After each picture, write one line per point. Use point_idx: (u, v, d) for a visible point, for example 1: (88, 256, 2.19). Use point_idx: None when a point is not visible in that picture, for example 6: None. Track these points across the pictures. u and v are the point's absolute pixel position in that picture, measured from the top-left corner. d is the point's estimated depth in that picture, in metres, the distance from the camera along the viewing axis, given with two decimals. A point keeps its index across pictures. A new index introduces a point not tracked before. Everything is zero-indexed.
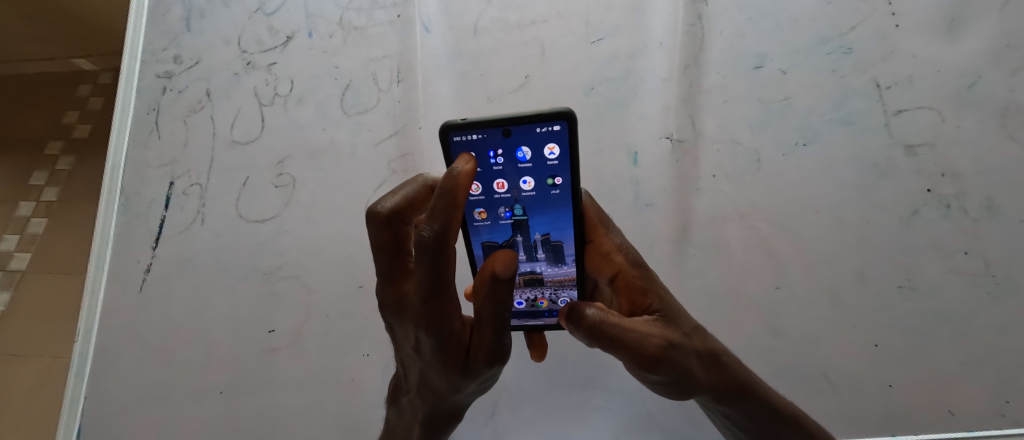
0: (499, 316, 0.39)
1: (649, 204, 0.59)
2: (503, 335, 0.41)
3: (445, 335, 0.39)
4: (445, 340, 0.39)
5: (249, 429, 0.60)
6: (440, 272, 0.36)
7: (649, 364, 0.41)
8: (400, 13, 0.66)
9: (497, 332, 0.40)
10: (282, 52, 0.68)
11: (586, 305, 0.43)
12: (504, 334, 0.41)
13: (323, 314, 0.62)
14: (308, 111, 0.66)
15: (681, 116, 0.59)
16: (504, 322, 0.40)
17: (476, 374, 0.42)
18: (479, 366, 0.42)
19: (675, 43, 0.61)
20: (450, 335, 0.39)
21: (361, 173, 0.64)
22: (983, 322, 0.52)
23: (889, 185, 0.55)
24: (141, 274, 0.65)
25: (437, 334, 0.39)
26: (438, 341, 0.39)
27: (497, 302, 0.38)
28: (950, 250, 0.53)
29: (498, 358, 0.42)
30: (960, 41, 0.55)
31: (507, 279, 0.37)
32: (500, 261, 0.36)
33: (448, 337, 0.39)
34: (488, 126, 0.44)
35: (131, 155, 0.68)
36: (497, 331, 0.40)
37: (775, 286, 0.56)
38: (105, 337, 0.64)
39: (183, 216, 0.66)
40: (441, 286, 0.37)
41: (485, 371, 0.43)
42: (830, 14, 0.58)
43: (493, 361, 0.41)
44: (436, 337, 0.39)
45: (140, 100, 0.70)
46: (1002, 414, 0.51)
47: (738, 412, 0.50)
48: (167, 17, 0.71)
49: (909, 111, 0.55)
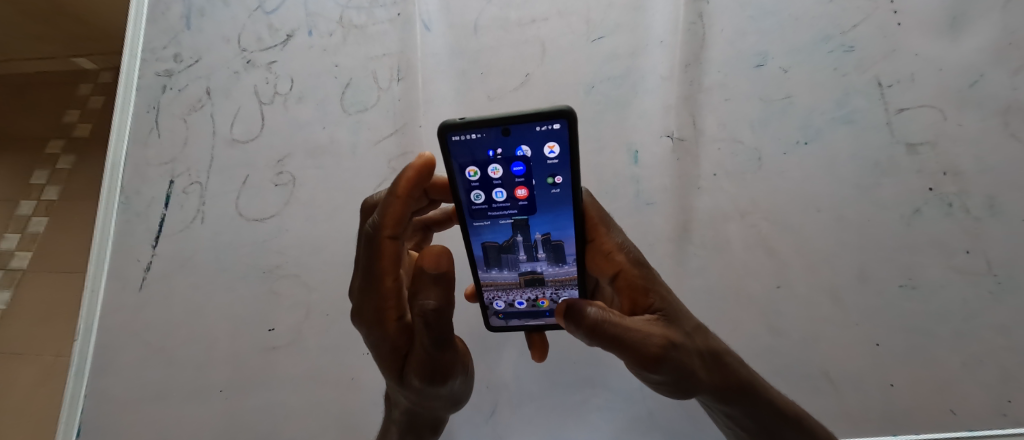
0: (429, 325, 0.39)
1: (650, 203, 0.59)
2: (437, 347, 0.40)
3: (380, 329, 0.43)
4: (379, 334, 0.43)
5: (249, 427, 0.60)
6: (373, 261, 0.44)
7: (650, 363, 0.42)
8: (400, 12, 0.66)
9: (428, 342, 0.40)
10: (283, 50, 0.68)
11: (587, 303, 0.43)
12: (438, 347, 0.40)
13: (323, 313, 0.61)
14: (308, 109, 0.66)
15: (681, 115, 0.59)
16: (432, 333, 0.39)
17: (416, 384, 0.43)
18: (415, 376, 0.42)
19: (675, 42, 0.60)
20: (385, 331, 0.43)
21: (361, 171, 0.64)
22: (985, 322, 0.52)
23: (891, 184, 0.55)
24: (141, 272, 0.65)
25: (371, 326, 0.43)
26: (374, 334, 0.43)
27: (423, 310, 0.38)
28: (952, 249, 0.53)
29: (436, 373, 0.42)
30: (963, 39, 0.55)
31: (437, 278, 0.39)
32: (428, 254, 0.40)
33: (382, 333, 0.43)
34: (487, 125, 0.43)
35: (131, 153, 0.68)
36: (425, 339, 0.40)
37: (776, 285, 0.56)
38: (105, 335, 0.64)
39: (183, 214, 0.66)
40: (374, 276, 0.43)
41: (425, 383, 0.42)
42: (832, 12, 0.58)
43: (426, 373, 0.41)
44: (373, 329, 0.43)
45: (139, 98, 0.69)
46: (1004, 413, 0.51)
47: (738, 410, 0.49)
48: (167, 16, 0.71)
49: (911, 109, 0.55)
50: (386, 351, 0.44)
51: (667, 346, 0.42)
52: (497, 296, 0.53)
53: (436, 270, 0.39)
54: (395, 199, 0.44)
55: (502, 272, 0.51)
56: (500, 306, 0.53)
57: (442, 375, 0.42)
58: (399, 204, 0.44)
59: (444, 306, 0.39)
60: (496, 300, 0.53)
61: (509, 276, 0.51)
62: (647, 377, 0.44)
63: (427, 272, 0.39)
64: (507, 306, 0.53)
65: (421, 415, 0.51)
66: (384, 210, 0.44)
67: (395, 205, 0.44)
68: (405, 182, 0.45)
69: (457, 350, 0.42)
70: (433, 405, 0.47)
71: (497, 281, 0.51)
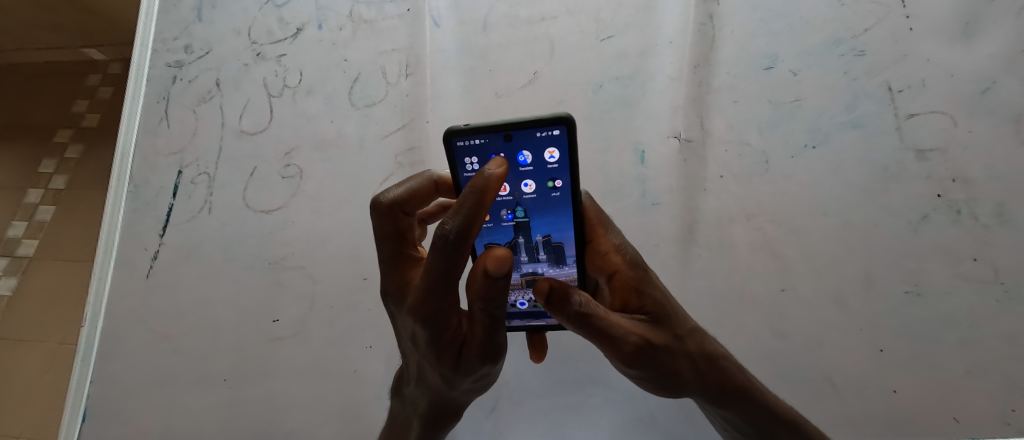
0: (493, 313, 0.40)
1: (655, 203, 0.59)
2: (495, 331, 0.41)
3: (445, 323, 0.40)
4: (445, 328, 0.40)
5: (250, 418, 0.60)
6: (449, 267, 0.37)
7: (621, 355, 0.43)
8: (410, 8, 0.66)
9: (490, 328, 0.41)
10: (292, 44, 0.68)
11: (574, 289, 0.41)
12: (496, 331, 0.41)
13: (327, 306, 0.62)
14: (317, 103, 0.66)
15: (689, 117, 0.59)
16: (496, 318, 0.40)
17: (470, 367, 0.43)
18: (470, 360, 0.43)
19: (685, 42, 0.60)
20: (451, 323, 0.41)
21: (368, 165, 0.64)
22: (992, 330, 0.51)
23: (899, 189, 0.54)
24: (149, 261, 0.65)
25: (438, 323, 0.40)
26: (439, 329, 0.40)
27: (490, 302, 0.39)
28: (960, 256, 0.53)
29: (491, 355, 0.43)
30: (975, 45, 0.54)
31: (498, 278, 0.37)
32: (492, 259, 0.36)
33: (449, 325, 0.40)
34: (490, 131, 0.45)
35: (141, 142, 0.69)
36: (489, 329, 0.41)
37: (781, 289, 0.56)
38: (111, 322, 0.64)
39: (191, 204, 0.66)
40: (447, 281, 0.38)
41: (479, 366, 0.43)
42: (842, 16, 0.58)
43: (483, 355, 0.42)
44: (439, 325, 0.40)
45: (150, 90, 0.70)
46: (1008, 422, 0.50)
47: (735, 415, 0.51)
48: (178, 7, 0.72)
49: (920, 115, 0.54)
50: (445, 347, 0.42)
51: (647, 343, 0.43)
52: None
53: (500, 273, 0.36)
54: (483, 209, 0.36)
55: None
56: (502, 305, 0.53)
57: (493, 356, 0.43)
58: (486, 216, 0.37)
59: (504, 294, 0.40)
60: None
61: (511, 277, 0.50)
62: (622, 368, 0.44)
63: (492, 275, 0.36)
64: (509, 305, 0.52)
65: (448, 403, 0.51)
66: (468, 219, 0.36)
67: (483, 215, 0.36)
68: (493, 192, 0.36)
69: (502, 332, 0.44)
70: (469, 388, 0.49)
71: None
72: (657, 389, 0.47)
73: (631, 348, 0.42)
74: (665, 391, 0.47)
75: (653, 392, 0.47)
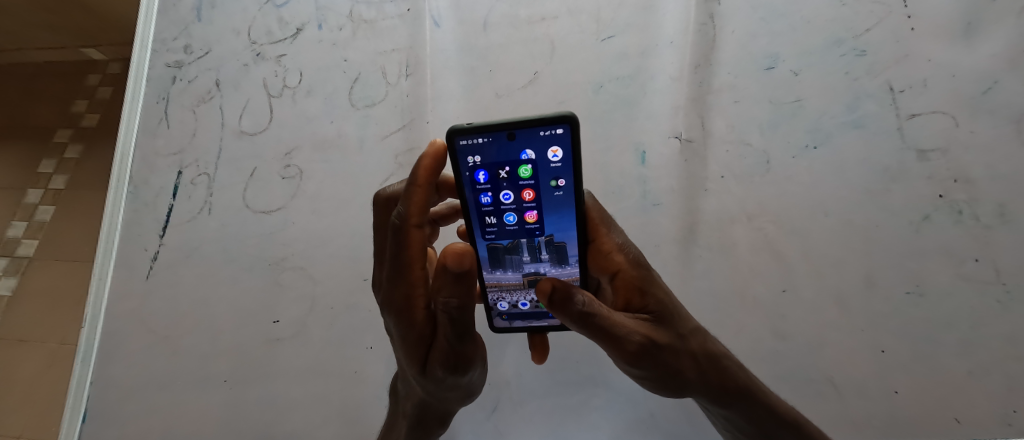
0: (454, 320, 0.40)
1: (656, 204, 0.59)
2: (460, 341, 0.41)
3: (408, 316, 0.43)
4: (407, 321, 0.43)
5: (249, 419, 0.60)
6: (401, 250, 0.44)
7: (625, 355, 0.43)
8: (410, 8, 0.66)
9: (453, 336, 0.40)
10: (292, 44, 0.68)
11: (577, 289, 0.41)
12: (462, 341, 0.41)
13: (327, 307, 0.62)
14: (316, 103, 0.66)
15: (690, 117, 0.59)
16: (461, 327, 0.40)
17: (437, 375, 0.43)
18: (436, 367, 0.43)
19: (686, 42, 0.60)
20: (414, 319, 0.43)
21: (368, 165, 0.64)
22: (993, 330, 0.51)
23: (901, 190, 0.54)
24: (148, 262, 0.65)
25: (401, 313, 0.43)
26: (403, 321, 0.43)
27: (448, 306, 0.39)
28: (961, 257, 0.52)
29: (459, 364, 0.43)
30: (976, 45, 0.54)
31: (460, 276, 0.38)
32: (452, 254, 0.38)
33: (411, 320, 0.42)
34: (493, 130, 0.44)
35: (140, 143, 0.69)
36: (454, 337, 0.40)
37: (782, 289, 0.56)
38: (110, 323, 0.64)
39: (190, 205, 0.66)
40: (402, 264, 0.44)
41: (447, 374, 0.43)
42: (844, 16, 0.57)
43: (449, 363, 0.42)
44: (402, 316, 0.43)
45: (149, 90, 0.70)
46: (1008, 423, 0.50)
47: (737, 414, 0.52)
48: (177, 7, 0.72)
49: (921, 116, 0.54)
50: (410, 345, 0.43)
51: (650, 341, 0.43)
52: (501, 297, 0.52)
53: (459, 270, 0.38)
54: (416, 188, 0.45)
55: (506, 274, 0.50)
56: (504, 306, 0.53)
57: (463, 365, 0.43)
58: (422, 194, 0.45)
59: (467, 303, 0.39)
60: (500, 301, 0.53)
61: (514, 277, 0.50)
62: (625, 367, 0.44)
63: (450, 272, 0.38)
64: (511, 306, 0.53)
65: (432, 408, 0.51)
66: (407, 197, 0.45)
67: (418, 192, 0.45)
68: (425, 171, 0.45)
69: (477, 343, 0.43)
70: (448, 397, 0.49)
71: (501, 281, 0.51)
72: (660, 389, 0.47)
73: (635, 347, 0.42)
74: (668, 391, 0.47)
75: (656, 392, 0.47)
